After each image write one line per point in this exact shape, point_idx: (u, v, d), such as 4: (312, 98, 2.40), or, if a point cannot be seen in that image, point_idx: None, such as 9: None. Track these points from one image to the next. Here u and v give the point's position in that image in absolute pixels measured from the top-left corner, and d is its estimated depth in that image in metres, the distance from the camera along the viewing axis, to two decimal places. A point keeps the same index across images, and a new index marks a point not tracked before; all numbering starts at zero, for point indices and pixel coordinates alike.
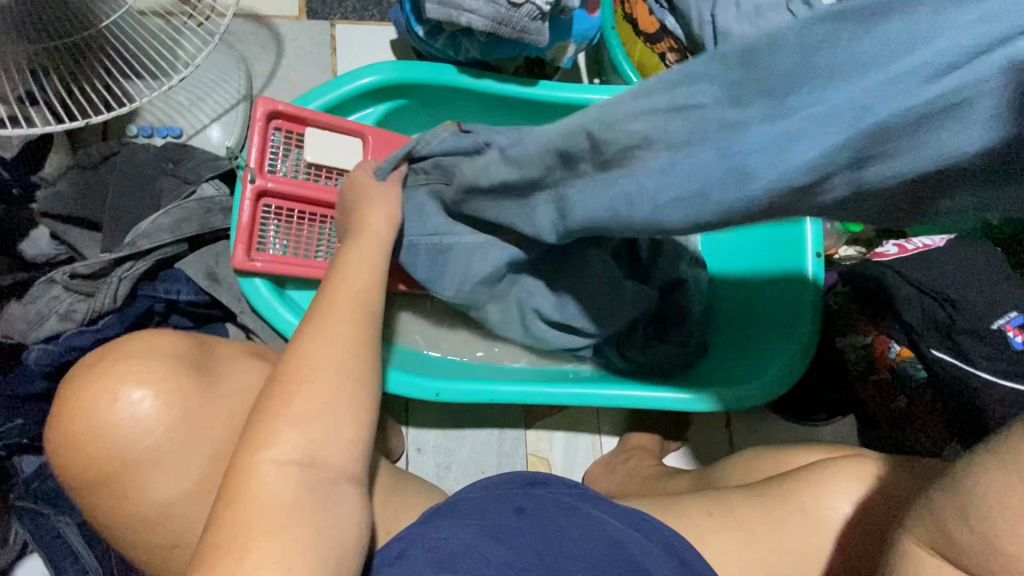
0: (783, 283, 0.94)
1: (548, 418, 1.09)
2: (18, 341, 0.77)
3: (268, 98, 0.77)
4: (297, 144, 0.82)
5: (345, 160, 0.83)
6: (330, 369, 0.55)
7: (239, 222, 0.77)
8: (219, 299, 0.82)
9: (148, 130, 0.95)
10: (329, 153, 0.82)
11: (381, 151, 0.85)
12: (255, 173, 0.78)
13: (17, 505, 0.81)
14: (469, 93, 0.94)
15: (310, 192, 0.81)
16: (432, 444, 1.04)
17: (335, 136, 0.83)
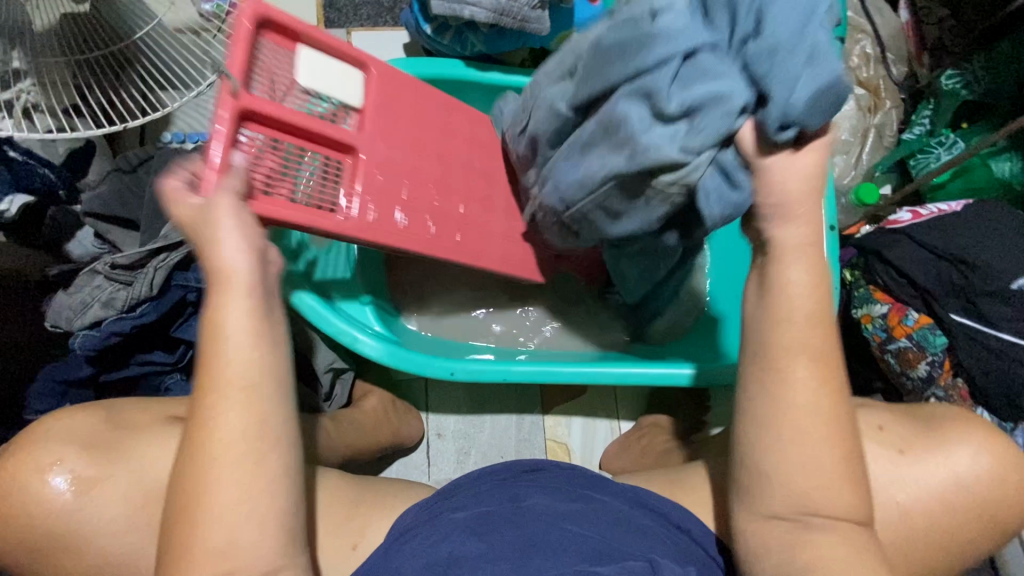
0: None
1: (565, 403, 1.10)
2: (65, 327, 0.83)
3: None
4: (289, 63, 0.68)
5: (346, 91, 0.73)
6: (237, 450, 0.51)
7: (211, 137, 0.61)
8: None
9: (180, 136, 1.02)
10: (330, 78, 0.72)
11: (388, 92, 0.77)
12: (234, 86, 0.62)
13: None
14: (477, 87, 0.97)
15: (304, 123, 0.68)
16: (451, 429, 1.07)
17: (337, 65, 0.73)
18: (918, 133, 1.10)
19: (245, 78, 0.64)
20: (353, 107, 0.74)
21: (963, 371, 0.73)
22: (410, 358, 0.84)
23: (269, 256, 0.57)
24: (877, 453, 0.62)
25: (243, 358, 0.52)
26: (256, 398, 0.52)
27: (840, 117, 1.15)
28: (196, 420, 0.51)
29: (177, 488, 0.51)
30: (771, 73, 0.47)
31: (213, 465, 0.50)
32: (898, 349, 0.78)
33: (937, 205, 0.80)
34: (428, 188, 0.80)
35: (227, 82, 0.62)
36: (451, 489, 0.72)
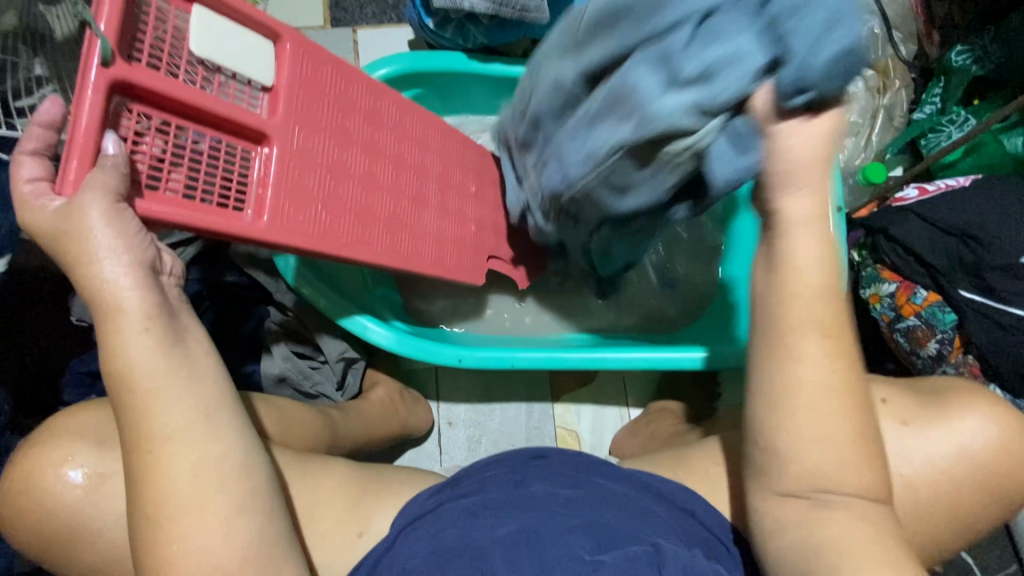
0: None
1: (573, 391, 1.11)
2: (88, 323, 0.86)
3: None
4: (177, 27, 0.52)
5: (251, 68, 0.56)
6: (186, 473, 0.49)
7: (67, 128, 0.46)
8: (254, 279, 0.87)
9: None
10: (231, 47, 0.54)
11: (314, 68, 0.61)
12: (110, 49, 0.47)
13: None
14: (480, 78, 0.99)
15: (206, 106, 0.53)
16: (462, 418, 1.08)
17: (238, 28, 0.55)
18: (929, 112, 1.08)
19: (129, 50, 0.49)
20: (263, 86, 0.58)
21: (974, 346, 0.73)
22: (418, 345, 0.86)
23: (161, 272, 0.51)
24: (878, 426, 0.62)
25: (181, 394, 0.49)
26: (199, 441, 0.49)
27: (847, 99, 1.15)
28: (140, 468, 0.49)
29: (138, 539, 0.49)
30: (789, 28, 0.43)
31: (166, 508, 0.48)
32: (906, 329, 0.77)
33: (945, 180, 0.80)
34: (359, 184, 0.65)
35: (98, 46, 0.46)
36: (456, 477, 0.72)
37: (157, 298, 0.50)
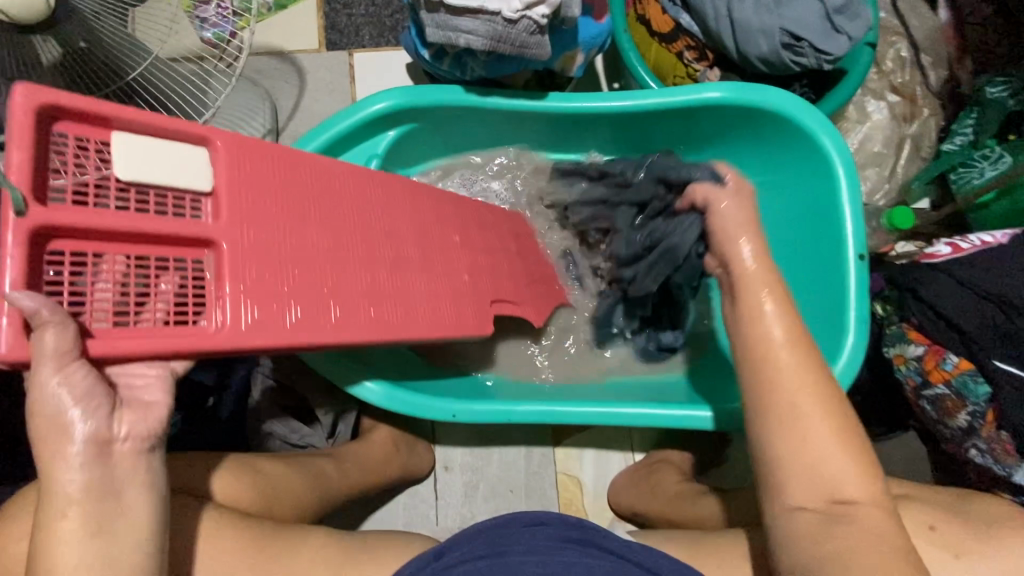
0: (818, 287, 0.87)
1: (578, 435, 1.07)
2: None
3: (37, 84, 0.42)
4: (99, 158, 0.47)
5: (190, 181, 0.51)
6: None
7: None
8: None
9: None
10: (162, 166, 0.49)
11: (254, 174, 0.56)
12: (26, 199, 0.41)
13: None
14: (479, 112, 0.93)
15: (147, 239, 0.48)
16: (459, 462, 1.05)
17: (165, 144, 0.49)
18: (960, 144, 1.00)
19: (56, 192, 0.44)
20: (203, 191, 0.52)
21: (1009, 424, 0.66)
22: (410, 401, 0.83)
23: (115, 437, 0.44)
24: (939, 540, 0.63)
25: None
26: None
27: (872, 128, 1.09)
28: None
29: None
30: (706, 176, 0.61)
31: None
32: (934, 396, 0.72)
33: (979, 237, 0.74)
34: None
35: (8, 196, 0.40)
36: (440, 548, 0.70)
37: (117, 476, 0.44)
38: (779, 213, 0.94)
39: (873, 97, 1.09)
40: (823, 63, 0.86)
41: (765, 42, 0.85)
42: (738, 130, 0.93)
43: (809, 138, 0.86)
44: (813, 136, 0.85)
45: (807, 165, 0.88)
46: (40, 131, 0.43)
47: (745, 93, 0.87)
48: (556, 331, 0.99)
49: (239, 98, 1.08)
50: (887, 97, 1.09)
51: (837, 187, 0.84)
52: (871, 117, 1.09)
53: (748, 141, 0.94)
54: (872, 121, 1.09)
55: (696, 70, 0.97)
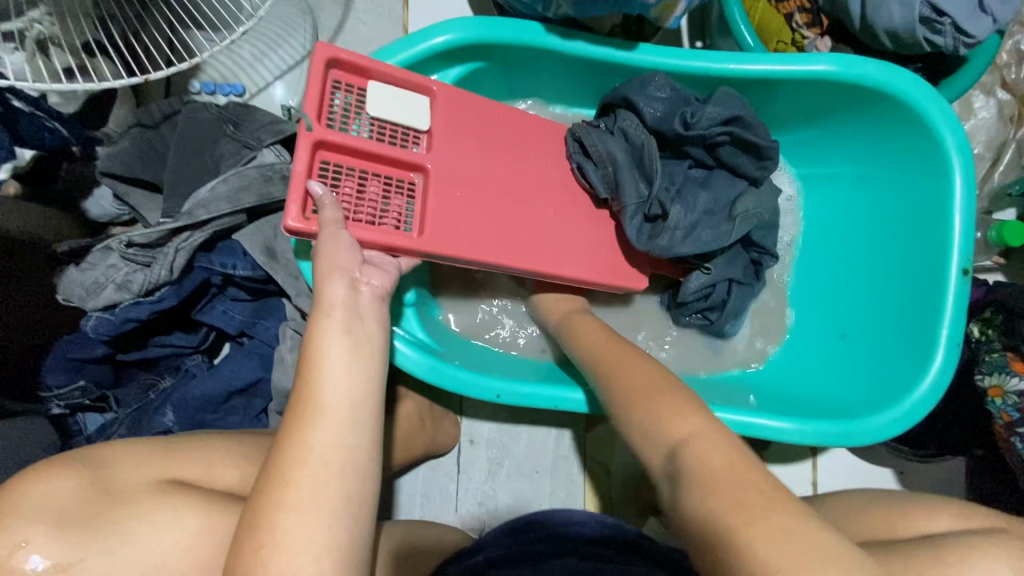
0: (914, 298, 0.78)
1: (610, 422, 1.02)
2: (77, 305, 0.72)
3: (329, 44, 0.70)
4: (359, 100, 0.73)
5: (413, 119, 0.74)
6: (324, 459, 0.55)
7: (292, 173, 0.67)
8: (151, 268, 0.71)
9: (211, 88, 0.89)
10: (393, 103, 0.74)
11: (453, 126, 0.76)
12: (311, 121, 0.68)
13: (101, 313, 0.72)
14: (556, 57, 0.81)
15: (374, 154, 0.72)
16: (485, 437, 0.99)
17: (399, 90, 0.74)
18: None
19: (326, 120, 0.70)
20: (421, 131, 0.75)
21: None
22: (452, 376, 0.76)
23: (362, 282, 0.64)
24: None
25: (344, 428, 0.57)
26: (348, 481, 0.55)
27: (975, 126, 0.98)
28: (259, 520, 0.53)
29: (237, 557, 0.52)
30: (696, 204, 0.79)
31: (260, 547, 0.52)
32: None
33: None
34: (467, 204, 0.76)
35: (303, 121, 0.68)
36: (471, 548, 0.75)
37: (361, 306, 0.63)
38: (857, 209, 0.86)
39: (982, 92, 0.98)
40: (959, 46, 0.75)
41: (899, 13, 0.74)
42: (844, 111, 0.82)
43: (927, 130, 0.76)
44: (933, 129, 0.75)
45: (919, 160, 0.79)
46: (325, 75, 0.70)
47: (864, 70, 0.76)
48: (610, 313, 0.90)
49: (275, 12, 0.94)
50: (997, 94, 0.98)
51: (951, 191, 0.75)
52: (977, 114, 0.98)
53: (848, 127, 0.84)
54: (977, 119, 0.98)
55: (804, 38, 0.85)
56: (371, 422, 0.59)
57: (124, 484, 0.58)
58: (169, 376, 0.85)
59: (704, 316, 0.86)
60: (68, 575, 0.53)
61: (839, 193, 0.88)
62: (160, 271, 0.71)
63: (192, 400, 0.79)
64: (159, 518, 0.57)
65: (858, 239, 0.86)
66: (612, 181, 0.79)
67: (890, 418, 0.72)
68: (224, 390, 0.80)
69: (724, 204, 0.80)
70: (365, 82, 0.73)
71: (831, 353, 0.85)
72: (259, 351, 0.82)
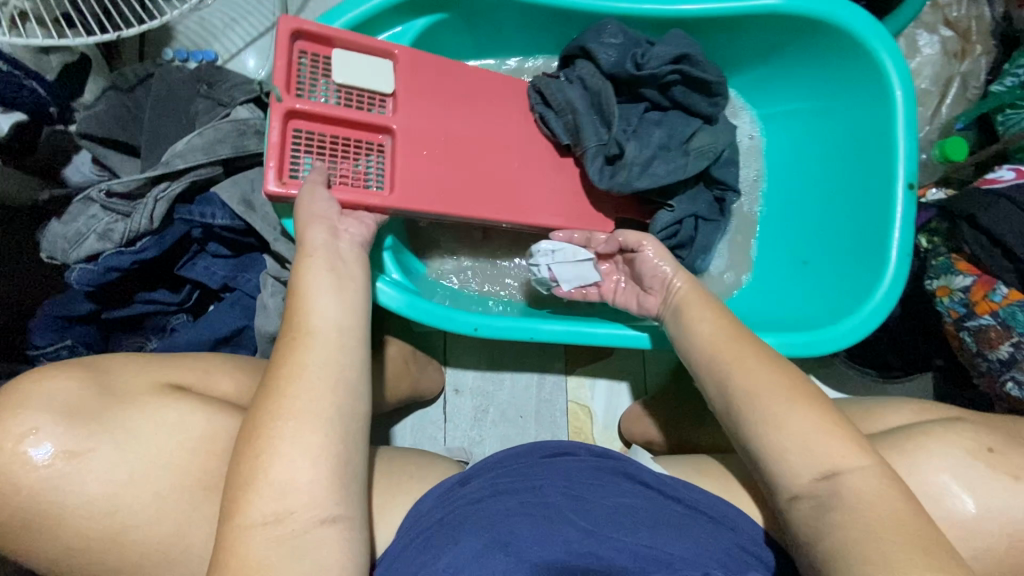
0: (865, 218, 0.82)
1: (589, 364, 1.05)
2: (61, 261, 0.75)
3: (291, 16, 0.73)
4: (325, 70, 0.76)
5: (375, 81, 0.77)
6: (313, 376, 0.58)
7: (267, 144, 0.72)
8: (132, 217, 0.74)
9: (184, 55, 0.91)
10: (353, 65, 0.76)
11: (418, 74, 0.79)
12: (281, 92, 0.72)
13: (82, 263, 0.74)
14: (517, 7, 0.84)
15: (344, 120, 0.76)
16: (470, 385, 1.02)
17: (361, 56, 0.77)
18: (1010, 86, 0.96)
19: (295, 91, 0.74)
20: (386, 94, 0.78)
21: None
22: (431, 311, 0.79)
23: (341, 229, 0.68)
24: (987, 481, 0.55)
25: (329, 349, 0.60)
26: (338, 389, 0.58)
27: (920, 63, 1.04)
28: (263, 427, 0.55)
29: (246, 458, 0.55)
30: (651, 143, 0.81)
31: (264, 446, 0.55)
32: (976, 328, 0.69)
33: None
34: (436, 147, 0.79)
35: (273, 94, 0.72)
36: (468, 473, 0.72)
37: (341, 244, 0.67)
38: (812, 141, 0.90)
39: (926, 30, 1.04)
40: None
41: None
42: (790, 45, 0.86)
43: (869, 56, 0.80)
44: (874, 55, 0.80)
45: (864, 88, 0.83)
46: (290, 48, 0.74)
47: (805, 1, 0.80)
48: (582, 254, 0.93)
49: None
50: (940, 32, 1.04)
51: (893, 112, 0.80)
52: (922, 52, 1.03)
53: (797, 63, 0.88)
54: (922, 56, 1.04)
55: None
56: (351, 343, 0.62)
57: (118, 396, 0.60)
58: (158, 337, 0.86)
59: (677, 254, 0.89)
60: (58, 487, 0.55)
61: (795, 128, 0.92)
62: (139, 220, 0.73)
63: (177, 348, 0.81)
64: (159, 420, 0.60)
65: (815, 170, 0.90)
66: (572, 126, 0.82)
67: (846, 328, 0.76)
68: (209, 340, 0.82)
69: (681, 142, 0.83)
70: (330, 52, 0.76)
71: (795, 278, 0.88)
72: (241, 302, 0.84)
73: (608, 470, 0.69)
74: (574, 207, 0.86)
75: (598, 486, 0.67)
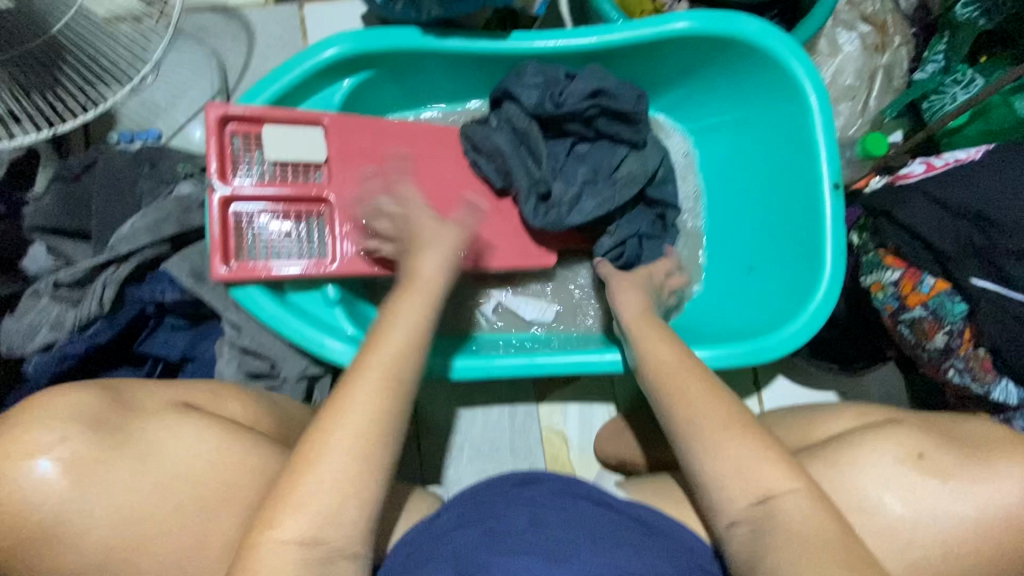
0: (797, 221, 0.84)
1: (560, 390, 1.06)
2: (19, 354, 0.77)
3: (217, 103, 0.76)
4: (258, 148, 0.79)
5: (308, 151, 0.80)
6: None
7: (210, 232, 0.75)
8: (82, 305, 0.76)
9: (128, 137, 0.95)
10: (285, 138, 0.79)
11: (347, 139, 0.82)
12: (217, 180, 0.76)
13: (37, 354, 0.76)
14: (440, 57, 0.88)
15: (282, 195, 0.79)
16: (442, 424, 1.03)
17: (291, 127, 0.80)
18: (931, 72, 1.00)
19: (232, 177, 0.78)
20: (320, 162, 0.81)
21: (986, 341, 0.65)
22: None
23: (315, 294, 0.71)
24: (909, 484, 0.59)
25: None
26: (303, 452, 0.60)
27: (843, 60, 1.06)
28: (308, 439, 0.54)
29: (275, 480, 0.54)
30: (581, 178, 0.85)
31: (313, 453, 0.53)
32: (911, 319, 0.71)
33: (955, 154, 0.71)
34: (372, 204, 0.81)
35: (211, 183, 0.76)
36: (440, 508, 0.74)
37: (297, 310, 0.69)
38: (742, 152, 0.93)
39: (845, 28, 1.06)
40: None
41: None
42: (706, 64, 0.89)
43: (781, 67, 0.83)
44: (784, 66, 0.82)
45: (781, 97, 0.85)
46: (221, 133, 0.77)
47: (712, 23, 0.83)
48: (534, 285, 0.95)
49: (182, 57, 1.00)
50: (859, 28, 1.06)
51: (810, 119, 0.82)
52: (843, 49, 1.06)
53: (717, 78, 0.90)
54: (843, 54, 1.06)
55: (664, 4, 0.92)
56: None
57: (134, 412, 0.62)
58: None
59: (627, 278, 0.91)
60: None
61: (725, 140, 0.95)
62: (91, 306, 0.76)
63: None
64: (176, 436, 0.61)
65: (749, 178, 0.92)
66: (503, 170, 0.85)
67: (788, 333, 0.78)
68: None
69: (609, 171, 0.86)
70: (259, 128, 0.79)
71: (741, 285, 0.91)
72: (202, 371, 0.85)
73: (575, 494, 0.71)
74: (517, 242, 0.88)
75: (563, 510, 0.69)
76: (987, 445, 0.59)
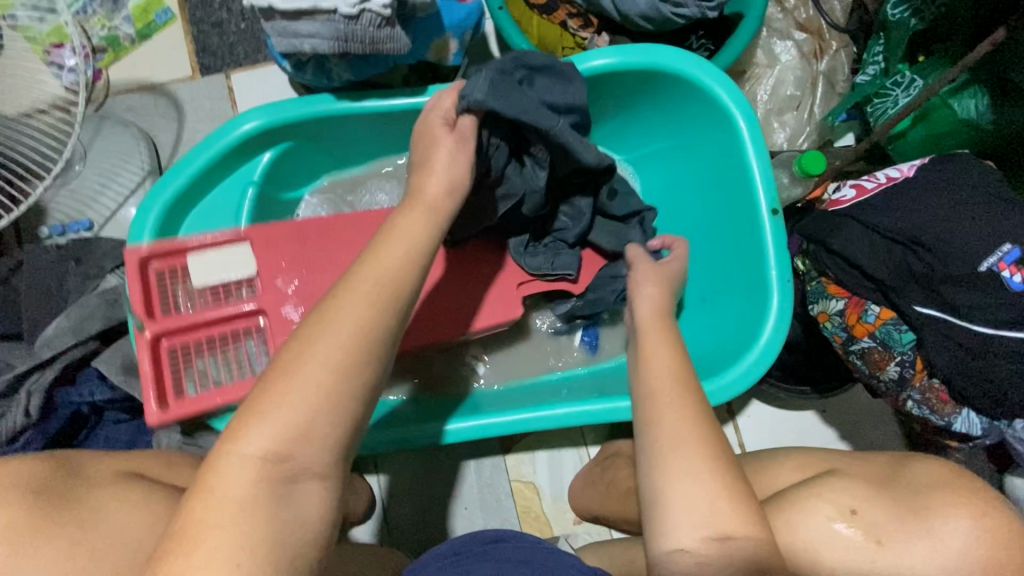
0: (742, 249, 0.81)
1: (526, 438, 1.02)
2: None
3: (134, 245, 0.78)
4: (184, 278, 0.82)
5: (235, 270, 0.82)
6: None
7: (141, 376, 0.76)
8: (6, 417, 0.74)
9: (59, 230, 0.95)
10: (210, 265, 0.81)
11: None
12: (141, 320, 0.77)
13: None
14: (359, 119, 0.85)
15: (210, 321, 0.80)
16: (407, 487, 1.00)
17: (215, 252, 0.82)
18: (872, 73, 0.96)
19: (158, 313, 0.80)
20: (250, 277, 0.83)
21: (938, 371, 0.61)
22: None
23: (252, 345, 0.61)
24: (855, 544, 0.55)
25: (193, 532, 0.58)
26: None
27: (782, 71, 1.02)
28: None
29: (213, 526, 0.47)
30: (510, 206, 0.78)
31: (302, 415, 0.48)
32: (861, 351, 0.66)
33: (884, 173, 0.68)
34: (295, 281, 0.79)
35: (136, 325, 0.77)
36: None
37: None
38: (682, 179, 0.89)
39: (779, 38, 1.02)
40: (707, 12, 0.80)
41: None
42: (633, 96, 0.86)
43: (706, 93, 0.80)
44: (709, 92, 0.79)
45: (712, 123, 0.82)
46: (144, 273, 0.79)
47: (633, 55, 0.79)
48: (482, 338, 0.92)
49: (110, 141, 1.00)
50: (794, 36, 1.02)
51: (741, 144, 0.79)
52: (780, 59, 1.02)
53: (647, 108, 0.87)
54: (781, 64, 1.02)
55: (583, 39, 0.90)
56: None
57: (82, 479, 0.56)
58: None
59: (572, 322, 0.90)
60: None
61: (664, 168, 0.91)
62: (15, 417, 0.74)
63: None
64: (123, 502, 0.55)
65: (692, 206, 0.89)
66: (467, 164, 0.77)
67: (740, 371, 0.74)
68: None
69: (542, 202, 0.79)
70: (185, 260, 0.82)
71: (695, 316, 0.87)
72: None
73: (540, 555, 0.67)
74: (455, 299, 0.85)
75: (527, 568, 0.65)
76: (931, 493, 0.55)
